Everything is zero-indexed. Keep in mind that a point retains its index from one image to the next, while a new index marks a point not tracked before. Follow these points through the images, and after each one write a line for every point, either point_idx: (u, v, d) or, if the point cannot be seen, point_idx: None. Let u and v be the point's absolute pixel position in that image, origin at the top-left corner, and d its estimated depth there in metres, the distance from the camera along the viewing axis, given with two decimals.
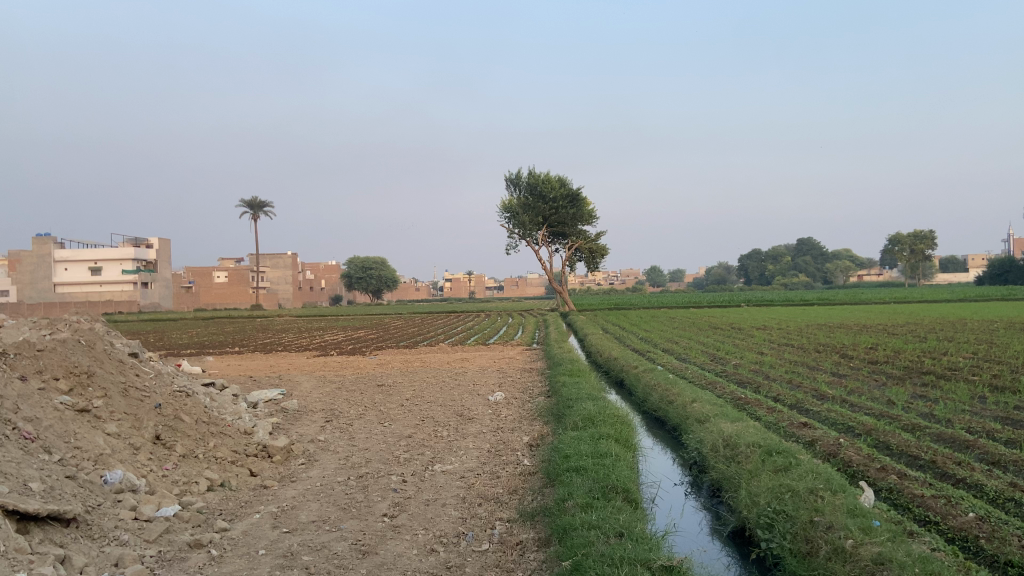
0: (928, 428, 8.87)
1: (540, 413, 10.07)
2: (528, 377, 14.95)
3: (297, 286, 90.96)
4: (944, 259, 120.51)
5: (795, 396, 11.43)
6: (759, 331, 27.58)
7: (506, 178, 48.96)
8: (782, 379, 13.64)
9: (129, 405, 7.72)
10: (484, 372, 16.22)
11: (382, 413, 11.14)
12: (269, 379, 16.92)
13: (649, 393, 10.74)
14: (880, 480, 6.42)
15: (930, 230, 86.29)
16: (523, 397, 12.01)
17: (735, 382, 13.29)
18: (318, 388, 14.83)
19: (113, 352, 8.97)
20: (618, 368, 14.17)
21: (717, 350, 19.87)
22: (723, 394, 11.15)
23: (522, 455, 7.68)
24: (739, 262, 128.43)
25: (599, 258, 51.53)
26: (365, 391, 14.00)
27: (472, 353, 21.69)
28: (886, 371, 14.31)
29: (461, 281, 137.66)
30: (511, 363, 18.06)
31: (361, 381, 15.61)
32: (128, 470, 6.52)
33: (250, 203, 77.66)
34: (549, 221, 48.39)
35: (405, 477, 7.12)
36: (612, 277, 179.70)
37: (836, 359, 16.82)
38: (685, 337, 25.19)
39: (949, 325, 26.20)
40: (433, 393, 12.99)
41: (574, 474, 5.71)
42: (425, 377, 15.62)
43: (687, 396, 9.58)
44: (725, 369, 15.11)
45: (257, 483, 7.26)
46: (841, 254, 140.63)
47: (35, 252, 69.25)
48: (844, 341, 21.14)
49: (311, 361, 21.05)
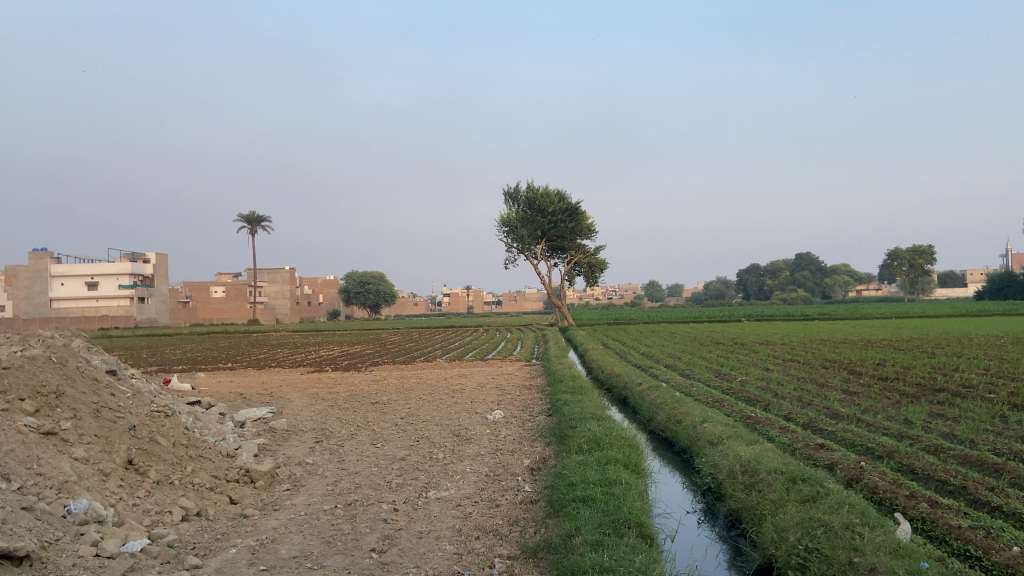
0: (953, 450, 8.34)
1: (541, 433, 9.54)
2: (527, 394, 14.43)
3: (295, 302, 90.46)
4: (943, 275, 120.33)
5: (808, 415, 10.92)
6: (762, 346, 27.04)
7: (505, 193, 48.63)
8: (791, 397, 13.09)
9: (101, 427, 7.21)
10: (482, 389, 15.67)
11: (375, 433, 10.61)
12: (259, 396, 16.32)
13: (656, 412, 10.22)
14: (911, 509, 5.89)
15: (929, 245, 86.25)
16: (522, 416, 11.47)
17: (743, 400, 12.74)
18: (310, 406, 14.31)
19: (87, 370, 8.49)
20: (620, 386, 13.65)
21: (722, 366, 19.37)
22: (733, 412, 10.61)
23: (523, 480, 7.15)
24: (737, 277, 128.38)
25: (598, 272, 51.14)
26: (358, 409, 13.44)
27: (471, 368, 21.20)
28: (899, 389, 13.78)
29: (459, 296, 137.35)
30: (510, 380, 17.49)
31: (354, 399, 15.05)
32: (94, 499, 5.99)
33: (249, 217, 77.30)
34: (548, 235, 48.01)
35: (397, 505, 6.59)
36: (610, 292, 179.80)
37: (845, 375, 16.29)
38: (689, 353, 24.55)
39: (956, 340, 25.70)
40: (429, 412, 12.45)
41: (581, 505, 5.19)
42: (421, 395, 15.05)
43: (696, 416, 9.07)
44: (732, 386, 14.56)
45: (236, 513, 6.74)
46: (840, 269, 140.64)
47: (32, 268, 68.89)
48: (851, 357, 20.64)
49: (306, 377, 20.58)
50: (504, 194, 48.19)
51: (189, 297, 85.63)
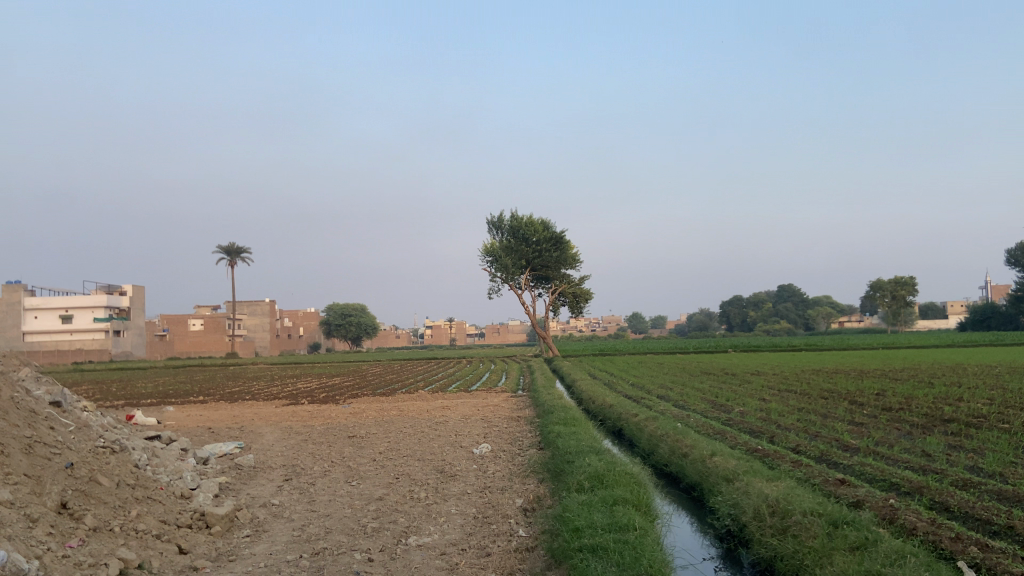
0: (985, 484, 7.62)
1: (534, 468, 8.68)
2: (515, 426, 13.56)
3: (274, 334, 88.74)
4: (922, 307, 121.59)
5: (819, 448, 10.21)
6: (753, 376, 26.39)
7: (488, 222, 48.13)
8: (796, 428, 12.33)
9: (33, 466, 6.28)
10: (466, 421, 14.74)
11: (350, 470, 9.67)
12: (229, 430, 15.25)
13: (658, 445, 9.41)
14: (961, 553, 5.12)
15: (909, 277, 87.10)
16: (512, 449, 10.60)
17: (745, 432, 11.98)
18: (282, 441, 13.32)
19: (24, 400, 7.54)
20: (614, 417, 12.85)
21: (717, 396, 18.58)
22: (738, 444, 9.84)
23: (517, 523, 6.31)
24: (720, 309, 128.75)
25: (583, 302, 50.40)
26: (333, 443, 12.46)
27: (455, 400, 20.25)
28: (907, 419, 13.11)
29: (442, 328, 136.18)
30: (497, 412, 16.55)
31: (330, 433, 14.06)
32: (16, 549, 5.00)
33: (228, 248, 75.96)
34: (532, 264, 47.46)
35: (373, 555, 5.70)
36: (593, 324, 179.49)
37: (846, 405, 15.63)
38: (679, 383, 23.78)
39: (950, 370, 25.17)
40: (410, 446, 11.52)
41: (592, 556, 4.37)
42: (401, 428, 14.10)
43: (703, 448, 8.32)
44: (730, 417, 13.83)
45: (185, 566, 5.82)
46: (822, 301, 141.73)
47: (4, 300, 67.03)
48: (848, 387, 19.97)
49: (281, 410, 19.51)
50: (488, 223, 47.71)
51: (166, 329, 83.73)
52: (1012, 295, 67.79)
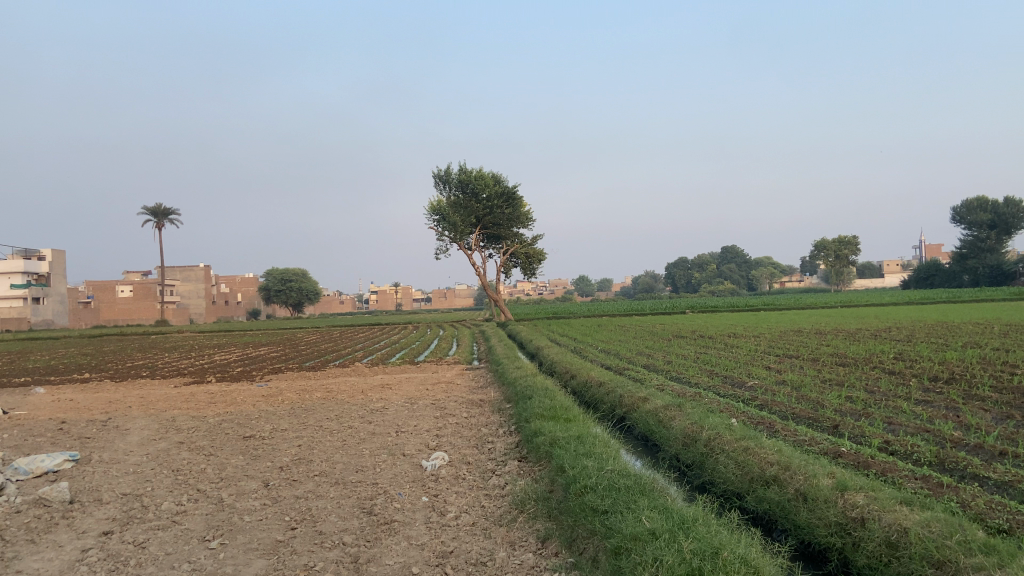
0: None
1: (527, 509, 5.17)
2: (475, 415, 10.05)
3: (209, 301, 82.72)
4: (861, 267, 123.18)
5: (926, 446, 7.05)
6: (735, 340, 23.61)
7: (433, 175, 43.88)
8: (856, 412, 9.14)
9: None
10: (412, 409, 11.08)
11: (221, 511, 5.88)
12: (89, 425, 11.22)
13: (711, 457, 6.07)
14: None
15: (855, 237, 87.21)
16: (480, 461, 7.05)
17: (793, 418, 8.79)
18: (149, 444, 9.42)
19: None
20: (612, 402, 9.43)
21: (715, 366, 15.40)
22: (819, 449, 6.57)
23: None
24: (666, 271, 128.15)
25: (536, 264, 46.81)
26: (218, 450, 8.64)
27: (398, 375, 16.56)
28: (985, 396, 10.14)
29: (388, 293, 131.12)
30: (450, 392, 12.92)
31: (221, 431, 10.16)
32: None
33: (154, 209, 69.81)
34: (482, 222, 43.66)
35: None
36: (541, 288, 177.42)
37: (881, 376, 12.63)
38: (658, 349, 20.72)
39: (947, 329, 22.74)
40: (328, 457, 7.76)
41: None
42: (322, 421, 10.30)
43: (811, 470, 4.97)
44: (756, 395, 10.59)
45: None
46: (765, 262, 142.46)
47: None
48: (858, 351, 17.15)
49: (178, 391, 15.52)
50: (434, 176, 43.55)
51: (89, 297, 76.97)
52: (956, 254, 68.11)
